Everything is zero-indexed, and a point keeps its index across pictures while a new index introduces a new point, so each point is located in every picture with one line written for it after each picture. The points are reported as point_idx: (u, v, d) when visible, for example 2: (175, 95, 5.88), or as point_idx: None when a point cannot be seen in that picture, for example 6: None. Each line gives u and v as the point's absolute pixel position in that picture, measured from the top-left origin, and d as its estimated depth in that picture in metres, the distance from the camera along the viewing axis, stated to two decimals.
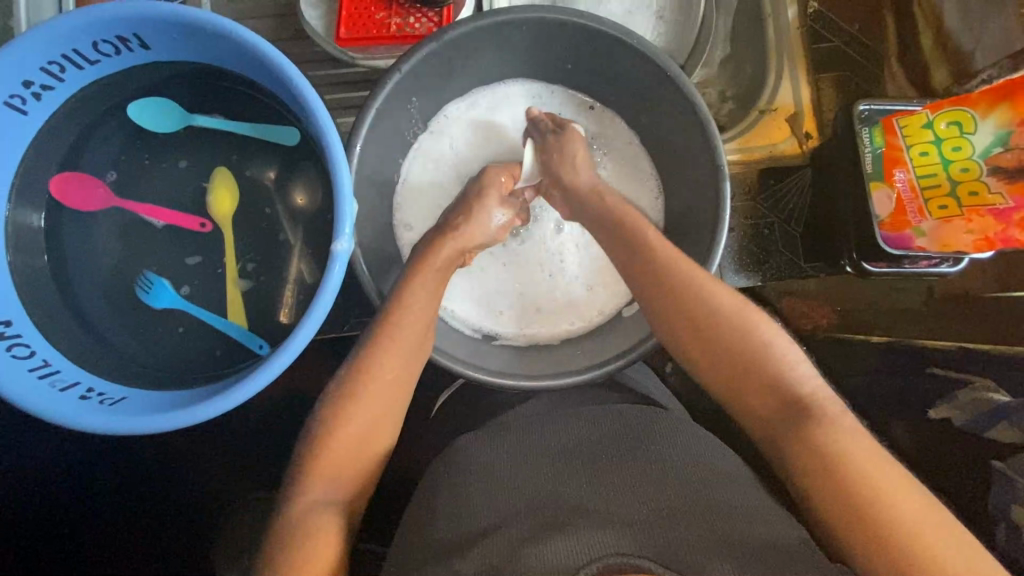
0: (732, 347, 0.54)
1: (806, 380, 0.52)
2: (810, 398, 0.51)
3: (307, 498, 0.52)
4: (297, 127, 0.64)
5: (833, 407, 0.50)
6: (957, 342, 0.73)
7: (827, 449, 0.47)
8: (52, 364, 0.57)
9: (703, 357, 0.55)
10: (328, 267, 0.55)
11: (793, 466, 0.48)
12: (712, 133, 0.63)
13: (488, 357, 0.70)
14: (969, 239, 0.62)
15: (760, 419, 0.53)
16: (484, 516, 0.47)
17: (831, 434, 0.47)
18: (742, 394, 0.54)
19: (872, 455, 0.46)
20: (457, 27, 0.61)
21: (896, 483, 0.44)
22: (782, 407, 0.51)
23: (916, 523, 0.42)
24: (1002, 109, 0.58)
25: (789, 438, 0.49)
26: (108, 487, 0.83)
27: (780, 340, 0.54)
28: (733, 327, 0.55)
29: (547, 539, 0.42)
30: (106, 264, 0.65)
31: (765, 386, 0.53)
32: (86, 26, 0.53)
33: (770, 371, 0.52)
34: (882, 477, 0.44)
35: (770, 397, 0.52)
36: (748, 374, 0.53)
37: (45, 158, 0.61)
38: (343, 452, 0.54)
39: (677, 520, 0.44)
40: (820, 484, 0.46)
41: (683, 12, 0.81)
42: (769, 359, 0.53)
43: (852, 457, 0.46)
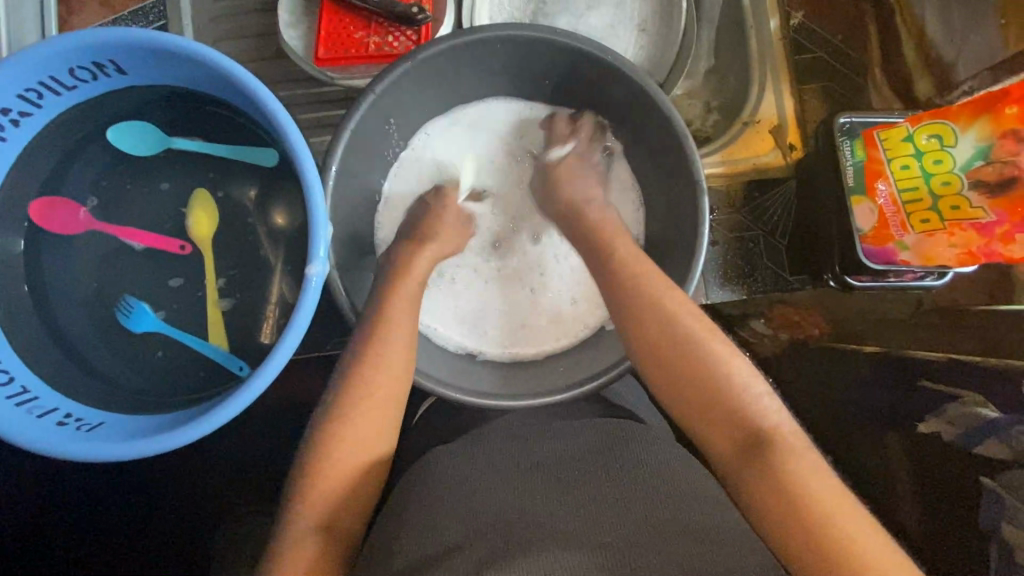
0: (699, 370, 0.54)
1: (769, 413, 0.52)
2: (772, 432, 0.50)
3: (297, 523, 0.51)
4: (274, 148, 0.64)
5: (793, 440, 0.50)
6: (944, 352, 0.70)
7: (787, 487, 0.46)
8: (31, 390, 0.57)
9: (673, 382, 0.55)
10: (302, 289, 0.55)
11: (756, 495, 0.48)
12: (690, 148, 0.62)
13: (470, 375, 0.69)
14: (952, 252, 0.61)
15: (721, 440, 0.52)
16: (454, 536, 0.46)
17: (792, 470, 0.47)
18: (709, 414, 0.53)
19: (827, 478, 0.47)
20: (428, 48, 0.61)
21: (851, 520, 0.44)
22: (743, 441, 0.50)
23: (870, 562, 0.42)
24: (981, 123, 0.56)
25: (751, 474, 0.49)
26: (97, 507, 0.83)
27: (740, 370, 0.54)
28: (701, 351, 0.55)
29: (515, 560, 0.42)
30: (87, 288, 0.65)
31: (725, 407, 0.52)
32: (62, 54, 0.54)
33: (732, 405, 0.52)
34: (837, 516, 0.44)
35: (730, 419, 0.52)
36: (708, 397, 0.53)
37: (25, 183, 0.61)
38: (332, 475, 0.53)
39: (650, 544, 0.44)
40: (781, 523, 0.45)
41: (664, 23, 0.80)
42: (732, 394, 0.53)
43: (811, 496, 0.46)
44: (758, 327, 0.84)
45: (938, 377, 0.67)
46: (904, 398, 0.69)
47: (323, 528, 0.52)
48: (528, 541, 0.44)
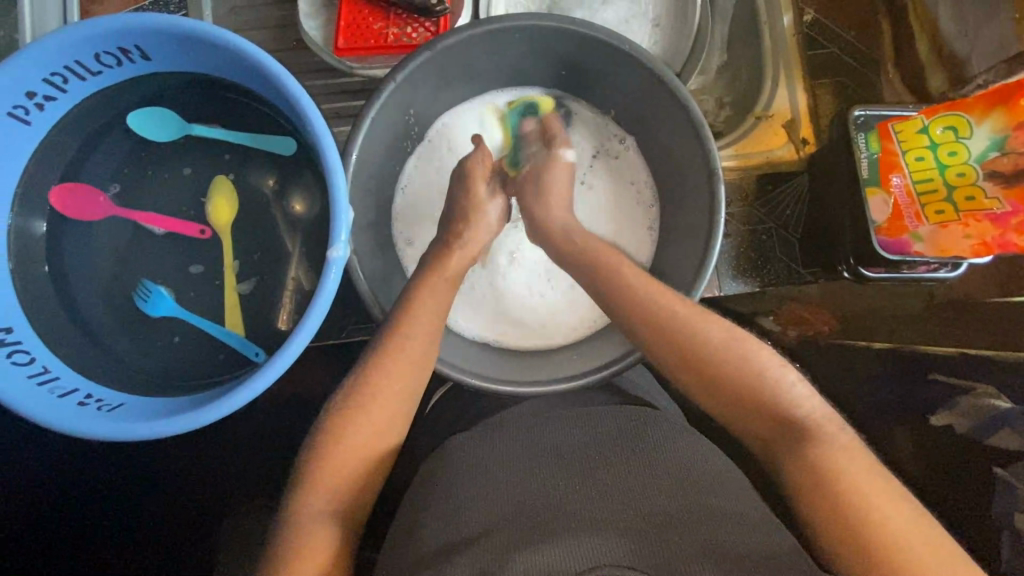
0: (731, 360, 0.54)
1: (802, 400, 0.52)
2: (806, 419, 0.51)
3: (305, 507, 0.52)
4: (293, 136, 0.65)
5: (828, 426, 0.50)
6: (957, 347, 0.71)
7: (822, 470, 0.47)
8: (52, 371, 0.58)
9: (704, 375, 0.55)
10: (324, 273, 0.55)
11: (788, 481, 0.49)
12: (707, 139, 0.62)
13: (484, 362, 0.69)
14: (968, 244, 0.62)
15: (756, 428, 0.53)
16: (477, 522, 0.47)
17: (826, 454, 0.48)
18: (738, 405, 0.54)
19: (859, 463, 0.47)
20: (451, 36, 0.62)
21: (880, 502, 0.44)
22: (777, 430, 0.51)
23: (909, 540, 0.43)
24: (996, 114, 0.59)
25: (787, 462, 0.50)
26: (108, 494, 0.84)
27: (770, 360, 0.55)
28: (730, 347, 0.55)
29: (534, 545, 0.42)
30: (107, 272, 0.65)
31: (755, 397, 0.53)
32: (89, 39, 0.54)
33: (763, 394, 0.53)
34: (875, 496, 0.45)
35: (763, 410, 0.52)
36: (738, 386, 0.54)
37: (47, 167, 0.61)
38: (346, 460, 0.54)
39: (669, 529, 0.44)
40: (816, 514, 0.46)
41: (678, 19, 0.81)
42: (765, 383, 0.53)
43: (846, 477, 0.46)
44: (767, 325, 0.86)
45: (952, 372, 0.67)
46: (914, 390, 0.69)
47: (336, 513, 0.53)
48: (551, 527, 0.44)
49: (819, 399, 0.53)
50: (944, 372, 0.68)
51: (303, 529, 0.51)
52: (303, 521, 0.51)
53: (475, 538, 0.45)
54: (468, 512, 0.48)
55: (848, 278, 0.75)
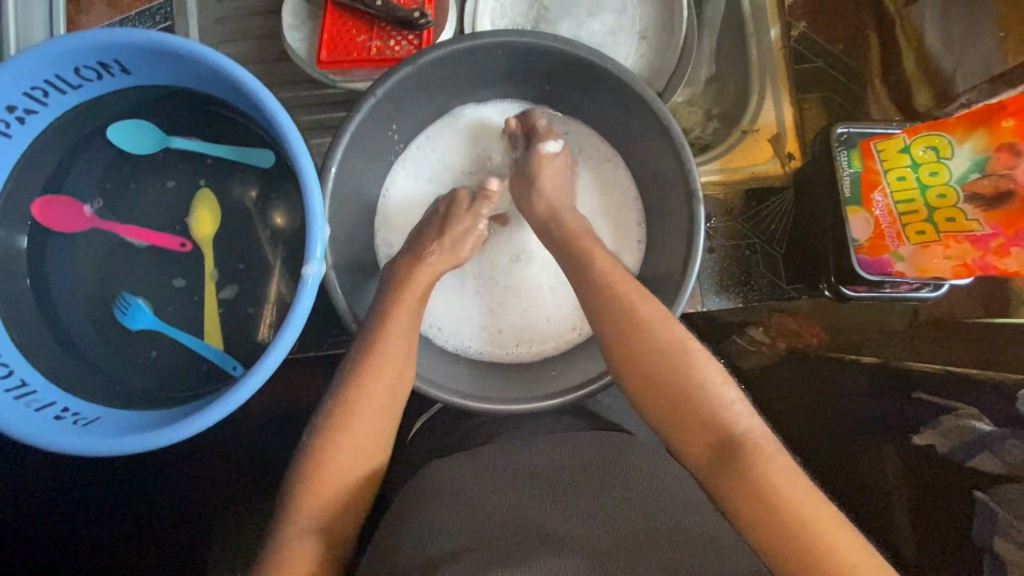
0: (678, 381, 0.53)
1: (742, 417, 0.51)
2: (744, 438, 0.50)
3: (294, 524, 0.52)
4: (274, 150, 0.65)
5: (766, 444, 0.49)
6: (944, 364, 0.70)
7: (760, 488, 0.46)
8: (29, 384, 0.58)
9: (646, 392, 0.54)
10: (298, 290, 0.55)
11: (728, 505, 0.47)
12: (687, 158, 0.62)
13: (466, 379, 0.69)
14: (947, 265, 0.62)
15: (697, 450, 0.51)
16: (437, 547, 0.47)
17: (763, 472, 0.47)
18: (683, 425, 0.52)
19: (792, 480, 0.47)
20: (429, 52, 0.62)
21: (813, 521, 0.44)
22: (718, 450, 0.50)
23: (847, 557, 0.42)
24: (977, 135, 0.57)
25: (723, 479, 0.48)
26: (93, 499, 0.84)
27: (716, 375, 0.54)
28: (674, 365, 0.54)
29: (499, 568, 0.42)
30: (89, 284, 0.66)
31: (701, 416, 0.52)
32: (67, 54, 0.54)
33: (702, 409, 0.52)
34: (809, 513, 0.44)
35: (706, 431, 0.51)
36: (685, 404, 0.52)
37: (28, 180, 0.62)
38: (333, 479, 0.54)
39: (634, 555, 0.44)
40: (757, 533, 0.45)
41: (665, 31, 0.80)
42: (705, 399, 0.52)
43: (787, 497, 0.45)
44: (754, 336, 0.84)
45: (934, 390, 0.67)
46: (897, 408, 0.69)
47: (322, 533, 0.53)
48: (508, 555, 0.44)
49: (757, 416, 0.52)
50: (927, 390, 0.68)
51: (290, 545, 0.51)
52: (289, 540, 0.52)
53: (441, 558, 0.46)
54: (434, 534, 0.48)
55: (830, 295, 0.74)
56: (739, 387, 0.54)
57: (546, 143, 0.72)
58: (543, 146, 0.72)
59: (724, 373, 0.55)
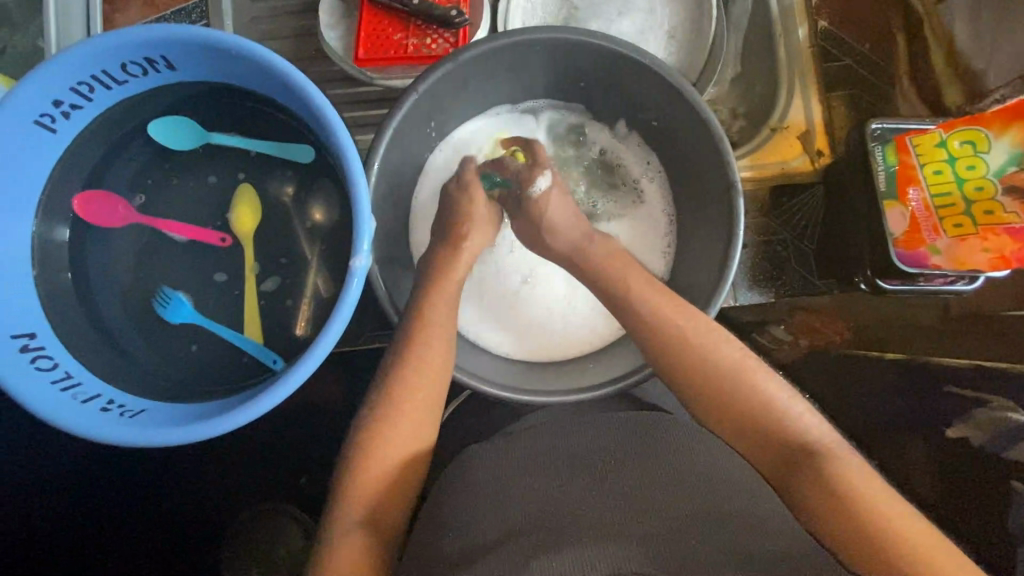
0: (745, 393, 0.55)
1: (813, 429, 0.53)
2: (818, 447, 0.51)
3: (341, 514, 0.53)
4: (313, 145, 0.66)
5: (840, 454, 0.51)
6: (970, 359, 0.70)
7: (840, 488, 0.48)
8: (74, 376, 0.58)
9: (712, 404, 0.56)
10: (346, 282, 0.56)
11: (805, 512, 0.49)
12: (726, 152, 0.63)
13: (502, 373, 0.70)
14: (985, 257, 0.62)
15: (770, 462, 0.53)
16: (487, 532, 0.47)
17: (841, 476, 0.49)
18: (754, 438, 0.54)
19: (870, 486, 0.48)
20: (473, 49, 0.63)
21: (895, 525, 0.45)
22: (792, 460, 0.52)
23: (934, 560, 0.43)
24: (1015, 129, 0.61)
25: (801, 481, 0.50)
26: (123, 495, 0.85)
27: (783, 389, 0.56)
28: (741, 378, 0.56)
29: (552, 552, 0.42)
30: (129, 278, 0.66)
31: (771, 427, 0.53)
32: (116, 49, 0.55)
33: (773, 421, 0.54)
34: (889, 513, 0.46)
35: (778, 442, 0.53)
36: (756, 416, 0.54)
37: (71, 174, 0.62)
38: (380, 471, 0.55)
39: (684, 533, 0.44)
40: (837, 537, 0.46)
41: (694, 30, 0.81)
42: (777, 407, 0.54)
43: (867, 503, 0.46)
44: (777, 333, 0.85)
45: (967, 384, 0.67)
46: (928, 401, 0.69)
47: (371, 527, 0.53)
48: (563, 538, 0.44)
49: (828, 428, 0.54)
50: (959, 385, 0.68)
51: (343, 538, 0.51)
52: (337, 534, 0.51)
53: (489, 544, 0.46)
54: (477, 522, 0.48)
55: (864, 289, 0.74)
56: (806, 401, 0.56)
57: (535, 181, 0.71)
58: (533, 186, 0.71)
59: (791, 389, 0.57)
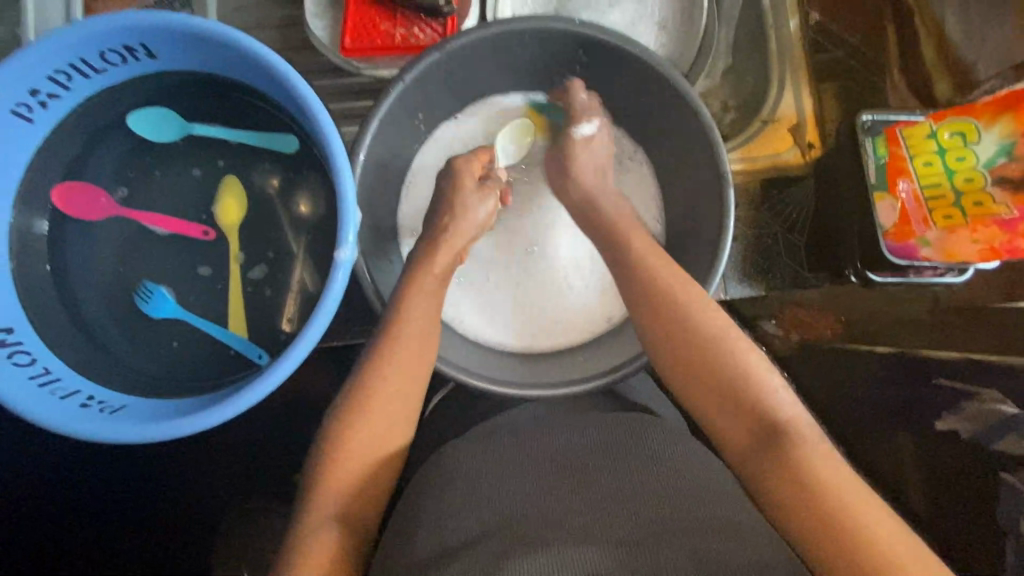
0: (715, 368, 0.54)
1: (784, 406, 0.52)
2: (786, 425, 0.50)
3: (321, 511, 0.52)
4: (298, 134, 0.64)
5: (809, 432, 0.50)
6: (960, 350, 0.69)
7: (799, 467, 0.47)
8: (53, 371, 0.57)
9: (683, 378, 0.56)
10: (330, 275, 0.55)
11: (770, 490, 0.48)
12: (716, 142, 0.62)
13: (491, 364, 0.69)
14: (975, 248, 0.63)
15: (738, 440, 0.52)
16: (466, 532, 0.46)
17: (806, 458, 0.48)
18: (721, 414, 0.53)
19: (834, 470, 0.46)
20: (461, 36, 0.62)
21: (856, 512, 0.43)
22: (759, 436, 0.51)
23: (892, 548, 0.41)
24: (1004, 120, 0.60)
25: (766, 458, 0.49)
26: (108, 492, 0.83)
27: (758, 364, 0.54)
28: (712, 351, 0.55)
29: (532, 553, 0.42)
30: (110, 272, 0.65)
31: (743, 403, 0.52)
32: (93, 37, 0.54)
33: (744, 396, 0.52)
34: (847, 496, 0.45)
35: (747, 416, 0.52)
36: (727, 390, 0.53)
37: (50, 166, 0.61)
38: (354, 463, 0.54)
39: (663, 536, 0.44)
40: (796, 517, 0.45)
41: (685, 21, 0.80)
42: (750, 384, 0.53)
43: (831, 486, 0.45)
44: (769, 328, 0.85)
45: (957, 376, 0.66)
46: (919, 395, 0.68)
47: (345, 522, 0.52)
48: (545, 539, 0.43)
49: (800, 407, 0.52)
50: (949, 377, 0.66)
51: (316, 532, 0.50)
52: (311, 527, 0.51)
53: (469, 542, 0.45)
54: (459, 517, 0.47)
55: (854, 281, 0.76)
56: (783, 378, 0.55)
57: (580, 126, 0.71)
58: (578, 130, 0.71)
59: (769, 364, 0.55)
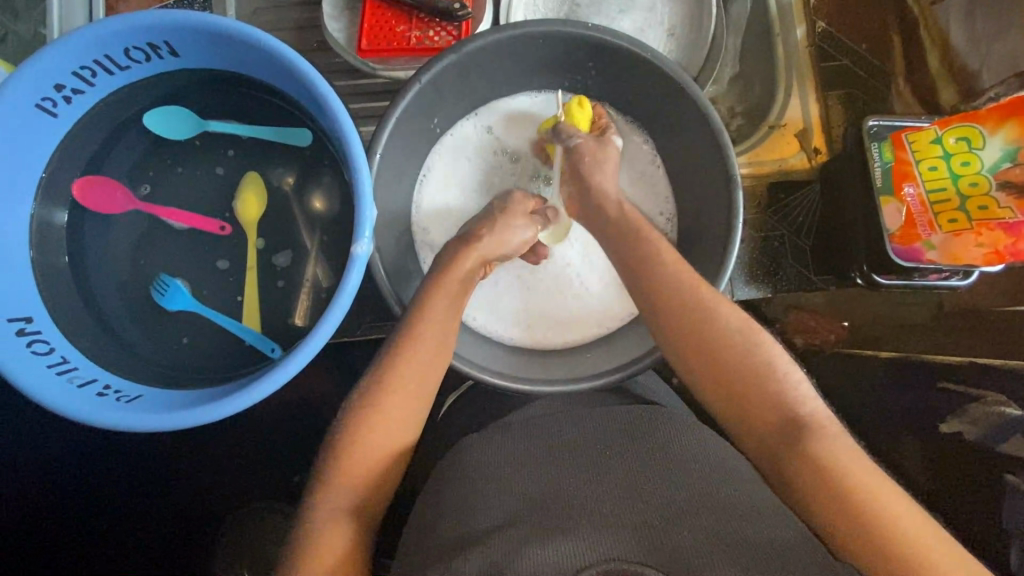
0: (740, 362, 0.53)
1: (806, 399, 0.52)
2: (809, 417, 0.50)
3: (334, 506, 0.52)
4: (312, 128, 0.66)
5: (831, 426, 0.50)
6: (966, 356, 0.74)
7: (834, 471, 0.46)
8: (70, 361, 0.58)
9: (705, 372, 0.55)
10: (346, 270, 0.55)
11: (796, 481, 0.48)
12: (726, 145, 0.64)
13: (500, 360, 0.70)
14: (979, 252, 0.64)
15: (761, 430, 0.51)
16: (486, 519, 0.46)
17: (832, 451, 0.47)
18: (745, 408, 0.52)
19: (860, 463, 0.47)
20: (475, 40, 0.63)
21: (885, 504, 0.44)
22: (783, 428, 0.50)
23: (922, 541, 0.42)
24: (1008, 126, 0.61)
25: (791, 459, 0.48)
26: (117, 483, 0.84)
27: (781, 356, 0.54)
28: (738, 344, 0.54)
29: (538, 542, 0.42)
30: (127, 265, 0.66)
31: (767, 395, 0.52)
32: (118, 34, 0.55)
33: (768, 387, 0.52)
34: (876, 490, 0.45)
35: (771, 407, 0.51)
36: (749, 381, 0.53)
37: (72, 159, 0.62)
38: (370, 461, 0.55)
39: (680, 518, 0.44)
40: (825, 509, 0.45)
41: (696, 28, 0.82)
42: (773, 378, 0.53)
43: (856, 477, 0.45)
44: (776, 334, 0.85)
45: (959, 379, 0.70)
46: (927, 400, 0.70)
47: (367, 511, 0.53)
48: (566, 525, 0.44)
49: (819, 401, 0.52)
50: (951, 379, 0.71)
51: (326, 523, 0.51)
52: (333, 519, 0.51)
53: (488, 531, 0.45)
54: (479, 508, 0.48)
55: (860, 284, 0.77)
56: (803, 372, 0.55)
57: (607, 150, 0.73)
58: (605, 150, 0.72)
59: (790, 358, 0.55)
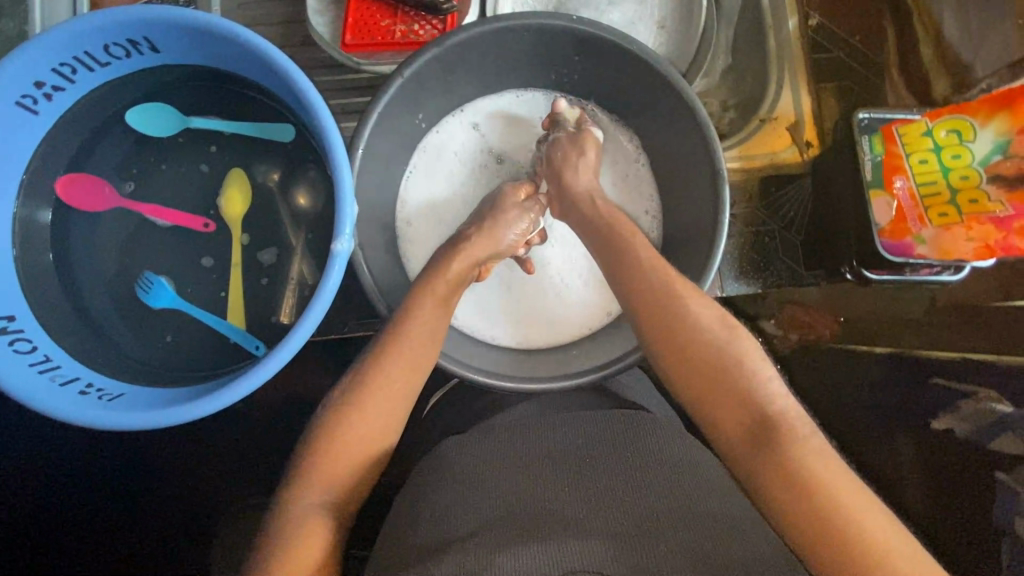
0: (708, 361, 0.52)
1: (776, 398, 0.50)
2: (778, 416, 0.49)
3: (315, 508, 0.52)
4: (295, 122, 0.65)
5: (800, 426, 0.48)
6: (961, 350, 0.72)
7: (799, 473, 0.44)
8: (53, 359, 0.58)
9: (675, 371, 0.54)
10: (327, 268, 0.55)
11: (761, 483, 0.46)
12: (713, 140, 0.63)
13: (488, 358, 0.70)
14: (969, 247, 0.63)
15: (729, 429, 0.50)
16: (462, 523, 0.46)
17: (798, 452, 0.46)
18: (715, 407, 0.51)
19: (827, 464, 0.45)
20: (458, 33, 0.62)
21: (851, 507, 0.42)
22: (751, 427, 0.49)
23: (887, 545, 0.40)
24: (1000, 118, 0.60)
25: (757, 460, 0.47)
26: (109, 479, 0.85)
27: (753, 353, 0.53)
28: (707, 342, 0.53)
29: (513, 547, 0.42)
30: (111, 262, 0.65)
31: (736, 394, 0.50)
32: (97, 30, 0.54)
33: (737, 385, 0.51)
34: (842, 492, 0.43)
35: (739, 406, 0.50)
36: (718, 380, 0.51)
37: (55, 157, 0.62)
38: (352, 461, 0.54)
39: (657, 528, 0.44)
40: (788, 512, 0.44)
41: (686, 20, 0.81)
42: (741, 376, 0.51)
43: (822, 479, 0.44)
44: (767, 328, 0.85)
45: (954, 376, 0.67)
46: (917, 397, 0.69)
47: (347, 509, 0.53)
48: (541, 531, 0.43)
49: (791, 399, 0.51)
50: (945, 376, 0.68)
51: (306, 523, 0.51)
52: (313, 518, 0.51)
53: (463, 536, 0.44)
54: (456, 511, 0.48)
55: (851, 279, 0.76)
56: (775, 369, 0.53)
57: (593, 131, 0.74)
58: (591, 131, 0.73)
59: (762, 355, 0.53)
